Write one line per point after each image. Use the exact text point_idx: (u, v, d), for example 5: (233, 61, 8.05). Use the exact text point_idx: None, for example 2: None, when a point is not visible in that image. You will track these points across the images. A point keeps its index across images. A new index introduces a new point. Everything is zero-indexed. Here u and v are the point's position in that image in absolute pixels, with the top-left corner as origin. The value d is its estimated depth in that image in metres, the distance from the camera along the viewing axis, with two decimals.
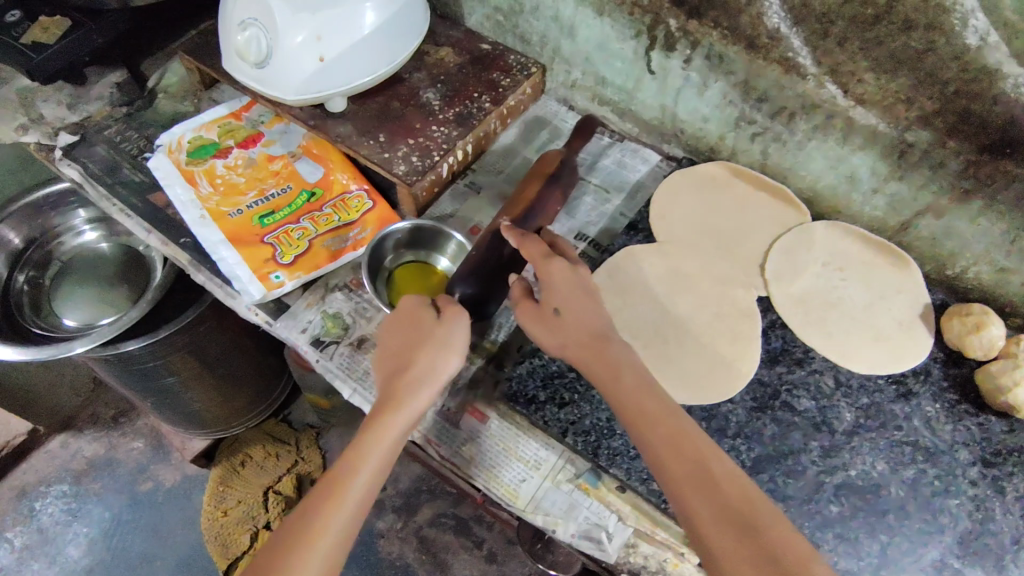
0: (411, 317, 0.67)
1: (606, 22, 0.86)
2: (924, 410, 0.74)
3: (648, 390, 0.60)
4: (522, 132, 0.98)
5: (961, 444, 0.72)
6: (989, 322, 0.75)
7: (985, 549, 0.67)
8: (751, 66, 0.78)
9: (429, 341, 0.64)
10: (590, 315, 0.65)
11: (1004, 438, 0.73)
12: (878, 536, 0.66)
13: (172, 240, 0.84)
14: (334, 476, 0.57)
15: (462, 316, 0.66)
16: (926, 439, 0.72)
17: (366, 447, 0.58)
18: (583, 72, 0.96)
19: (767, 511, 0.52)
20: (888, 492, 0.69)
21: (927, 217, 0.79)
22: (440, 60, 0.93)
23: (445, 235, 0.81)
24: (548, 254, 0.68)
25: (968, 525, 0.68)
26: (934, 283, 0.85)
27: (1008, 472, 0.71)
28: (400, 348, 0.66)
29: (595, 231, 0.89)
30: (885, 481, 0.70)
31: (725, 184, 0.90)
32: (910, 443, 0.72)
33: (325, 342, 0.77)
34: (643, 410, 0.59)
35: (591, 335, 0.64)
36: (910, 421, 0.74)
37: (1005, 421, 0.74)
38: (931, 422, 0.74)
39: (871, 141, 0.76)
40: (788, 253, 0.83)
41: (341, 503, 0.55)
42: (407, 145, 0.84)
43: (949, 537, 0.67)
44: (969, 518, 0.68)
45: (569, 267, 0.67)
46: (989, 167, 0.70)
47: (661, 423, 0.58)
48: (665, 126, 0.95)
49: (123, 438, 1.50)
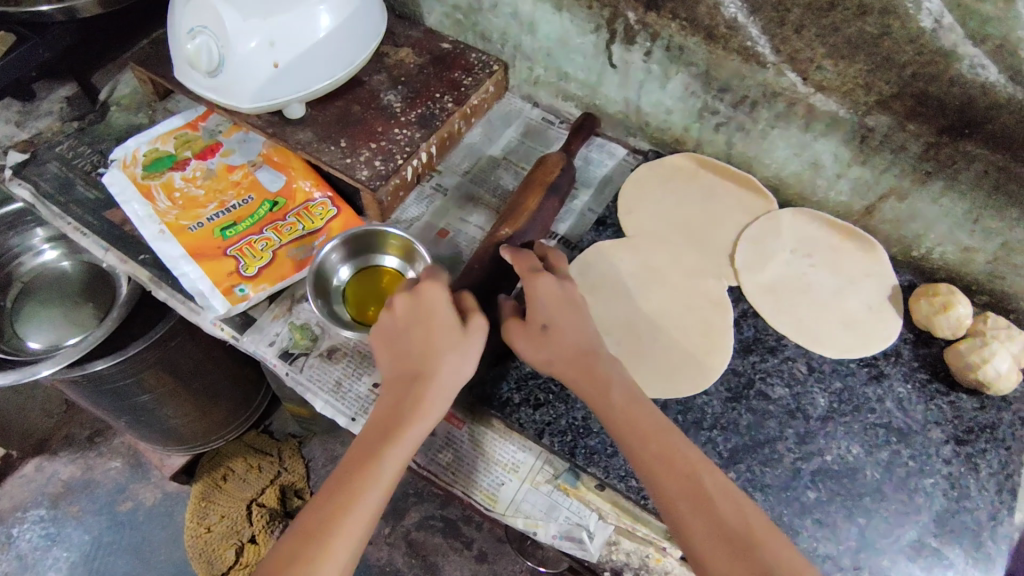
0: (430, 314, 0.64)
1: (566, 17, 0.86)
2: (896, 391, 0.75)
3: (638, 405, 0.60)
4: (487, 131, 0.97)
5: (934, 423, 0.73)
6: (955, 302, 0.75)
7: (962, 526, 0.67)
8: (711, 56, 0.78)
9: (451, 345, 0.62)
10: (576, 332, 0.65)
11: (976, 416, 0.74)
12: (856, 519, 0.67)
13: (130, 257, 0.82)
14: (352, 482, 0.55)
15: (482, 322, 0.65)
16: (900, 420, 0.73)
17: (383, 454, 0.57)
18: (546, 68, 0.95)
19: (762, 525, 0.52)
20: (863, 475, 0.69)
21: (891, 200, 0.80)
22: (400, 61, 0.92)
23: (380, 232, 0.80)
24: (536, 270, 0.68)
25: (944, 503, 0.68)
26: (902, 264, 0.85)
27: (981, 449, 0.72)
28: (416, 347, 0.63)
29: (564, 227, 0.89)
30: (861, 464, 0.70)
31: (692, 176, 0.90)
32: (884, 425, 0.73)
33: (294, 355, 0.75)
34: (634, 425, 0.58)
35: (580, 352, 0.64)
36: (883, 403, 0.74)
37: (977, 398, 0.75)
38: (904, 403, 0.74)
39: (833, 127, 0.77)
40: (756, 241, 0.84)
41: (360, 512, 0.54)
42: (370, 150, 0.83)
43: (926, 516, 0.68)
44: (945, 496, 0.69)
45: (555, 283, 0.67)
46: (949, 148, 0.70)
47: (652, 438, 0.57)
48: (629, 119, 0.95)
49: (99, 458, 1.46)
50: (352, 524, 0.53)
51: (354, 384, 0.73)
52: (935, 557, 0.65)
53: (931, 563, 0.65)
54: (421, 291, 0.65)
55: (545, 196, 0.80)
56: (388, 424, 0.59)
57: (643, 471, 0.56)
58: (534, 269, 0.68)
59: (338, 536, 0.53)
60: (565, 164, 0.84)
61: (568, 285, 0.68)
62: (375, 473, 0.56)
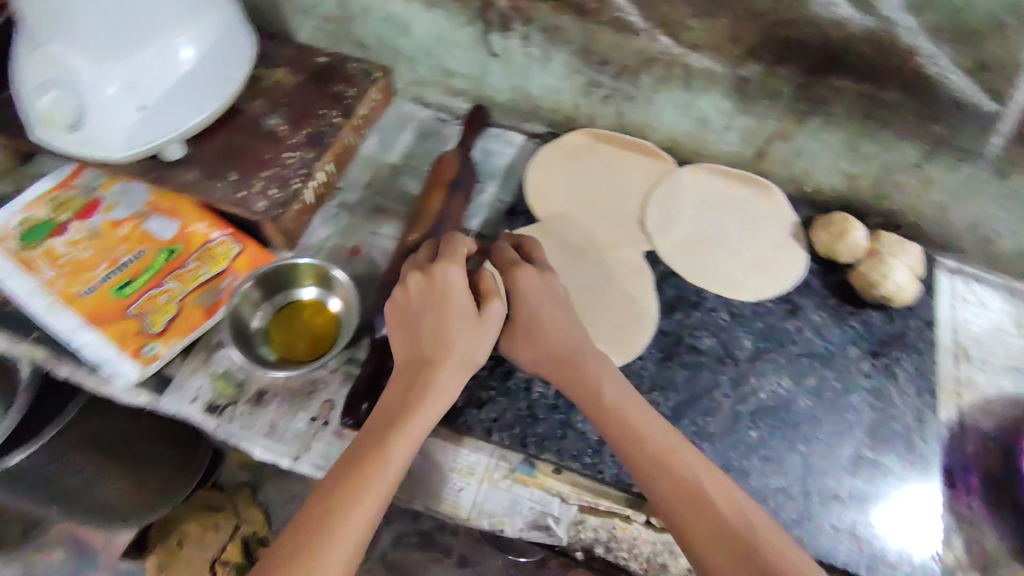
0: (448, 292, 0.65)
1: (438, 13, 0.85)
2: (813, 319, 0.79)
3: (636, 408, 0.61)
4: (382, 139, 0.95)
5: (851, 342, 0.78)
6: (851, 227, 0.80)
7: (892, 432, 0.72)
8: (586, 31, 0.79)
9: (466, 328, 0.64)
10: (564, 327, 0.68)
11: (887, 328, 0.79)
12: (798, 447, 0.70)
13: (22, 337, 0.76)
14: (363, 472, 0.57)
15: (499, 302, 0.66)
16: (821, 346, 0.77)
17: (393, 443, 0.58)
18: (429, 67, 0.94)
19: (758, 518, 0.54)
20: (797, 405, 0.73)
21: (777, 142, 0.84)
22: (278, 83, 0.89)
23: (292, 265, 0.77)
24: (516, 263, 0.71)
25: (873, 415, 0.73)
26: (798, 200, 0.90)
27: (896, 357, 0.77)
28: (436, 321, 0.64)
29: (477, 222, 0.87)
30: (793, 395, 0.74)
31: (591, 152, 0.92)
32: (807, 354, 0.77)
33: (220, 406, 0.72)
34: (630, 429, 0.60)
35: (568, 349, 0.66)
36: (802, 334, 0.78)
37: (884, 312, 0.80)
38: (821, 329, 0.79)
39: (712, 83, 0.79)
40: (662, 204, 0.86)
41: (376, 496, 0.56)
42: (262, 179, 0.80)
43: (859, 430, 0.72)
44: (872, 408, 0.73)
45: (536, 275, 0.70)
46: (818, 86, 0.74)
47: (650, 439, 0.59)
48: (521, 105, 0.95)
49: (38, 552, 1.36)
50: (363, 513, 0.55)
51: (290, 422, 0.71)
52: (874, 467, 0.70)
53: (872, 473, 0.69)
54: (446, 268, 0.66)
55: (450, 195, 0.80)
56: (400, 410, 0.61)
57: (641, 472, 0.58)
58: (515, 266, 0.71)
59: (349, 525, 0.54)
60: (463, 163, 0.83)
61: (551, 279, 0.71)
62: (387, 462, 0.58)
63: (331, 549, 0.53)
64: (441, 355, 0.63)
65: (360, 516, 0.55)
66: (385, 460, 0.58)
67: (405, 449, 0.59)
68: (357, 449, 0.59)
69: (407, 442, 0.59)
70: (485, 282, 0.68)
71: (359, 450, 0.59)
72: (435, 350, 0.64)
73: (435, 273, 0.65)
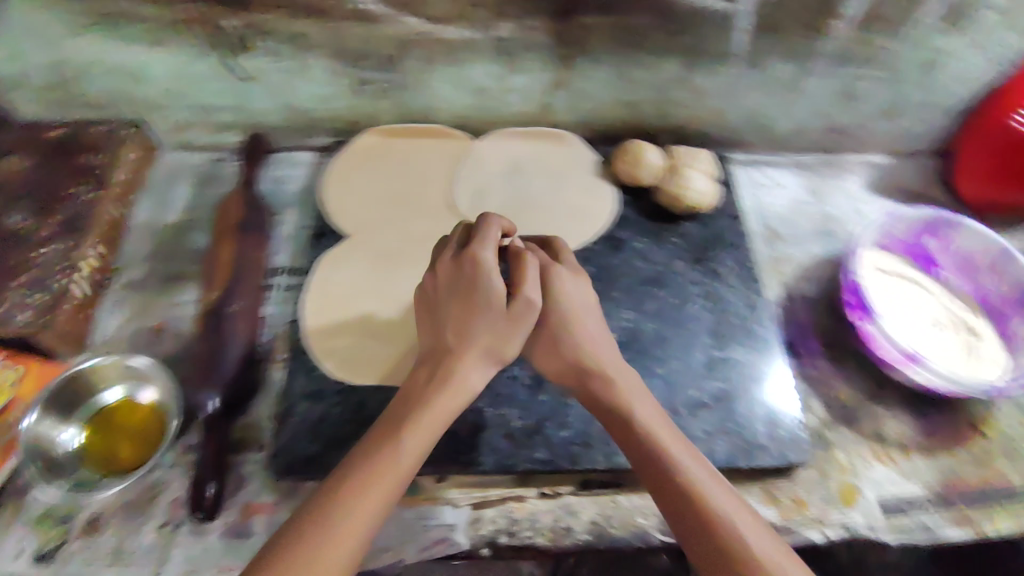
0: (493, 275, 0.58)
1: (167, 51, 0.77)
2: (637, 247, 0.81)
3: (677, 444, 0.53)
4: (157, 201, 0.86)
5: (675, 258, 0.80)
6: (644, 150, 0.82)
7: (733, 327, 0.73)
8: (329, 31, 0.75)
9: (500, 323, 0.58)
10: (600, 338, 0.61)
11: (701, 235, 0.82)
12: (655, 370, 0.69)
13: None
14: (380, 467, 0.49)
15: (532, 297, 0.59)
16: (649, 269, 0.79)
17: (407, 446, 0.50)
18: (184, 110, 0.86)
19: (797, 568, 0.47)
20: (644, 331, 0.73)
21: (555, 91, 0.84)
22: (8, 174, 0.78)
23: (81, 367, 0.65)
24: (547, 266, 0.63)
25: (711, 317, 0.74)
26: (595, 139, 0.92)
27: (716, 259, 0.80)
28: (486, 300, 0.58)
29: (282, 257, 0.80)
30: (639, 323, 0.74)
31: (384, 150, 0.88)
32: (639, 280, 0.78)
33: (50, 553, 0.59)
34: (676, 466, 0.51)
35: (610, 360, 0.59)
36: (629, 263, 0.79)
37: (696, 221, 0.83)
38: (645, 254, 0.80)
39: (472, 51, 0.78)
40: (468, 181, 0.85)
41: (383, 488, 0.48)
42: (15, 286, 0.69)
43: (703, 336, 0.72)
44: (709, 311, 0.74)
45: (570, 276, 0.63)
46: (568, 28, 0.75)
47: (695, 478, 0.51)
48: (297, 123, 0.89)
49: None
50: (358, 522, 0.46)
51: (137, 538, 0.60)
52: (726, 364, 0.70)
53: (725, 370, 0.69)
54: (480, 248, 0.60)
55: (242, 239, 0.78)
56: (423, 404, 0.53)
57: (675, 507, 0.50)
58: (546, 267, 0.64)
59: (344, 536, 0.45)
60: (247, 199, 0.82)
61: (581, 284, 0.64)
62: (400, 467, 0.49)
63: (319, 557, 0.44)
64: (478, 338, 0.57)
65: (356, 526, 0.46)
66: (399, 462, 0.50)
67: (419, 452, 0.51)
68: (370, 445, 0.51)
69: (422, 445, 0.51)
70: (517, 252, 0.62)
71: (379, 437, 0.51)
72: (467, 336, 0.57)
73: (467, 256, 0.59)
